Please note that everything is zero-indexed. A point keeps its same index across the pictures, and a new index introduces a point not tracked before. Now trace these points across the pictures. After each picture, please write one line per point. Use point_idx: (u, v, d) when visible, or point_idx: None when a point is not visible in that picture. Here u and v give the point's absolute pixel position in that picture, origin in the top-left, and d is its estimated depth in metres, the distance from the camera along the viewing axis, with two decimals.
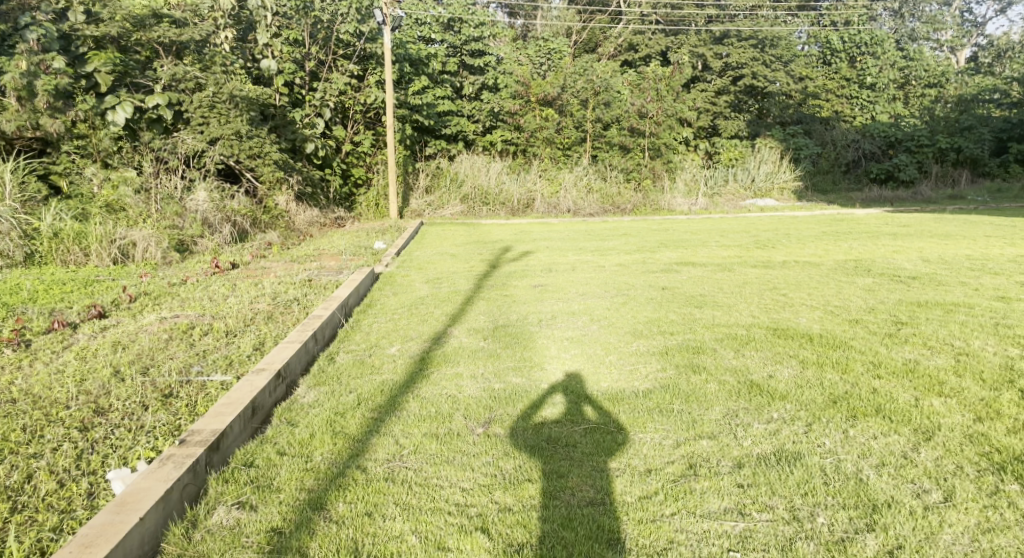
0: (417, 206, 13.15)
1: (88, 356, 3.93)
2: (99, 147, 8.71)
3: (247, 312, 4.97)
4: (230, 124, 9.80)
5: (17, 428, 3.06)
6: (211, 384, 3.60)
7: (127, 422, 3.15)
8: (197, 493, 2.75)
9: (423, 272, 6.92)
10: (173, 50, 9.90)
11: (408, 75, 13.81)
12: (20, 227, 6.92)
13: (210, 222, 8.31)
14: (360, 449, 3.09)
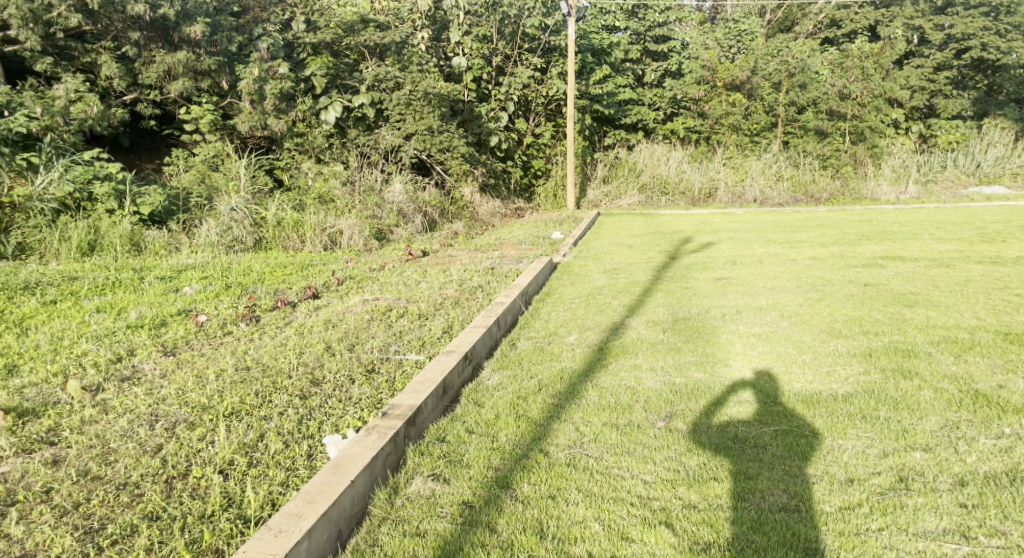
0: (594, 197, 13.29)
1: (306, 332, 4.35)
2: (314, 143, 9.76)
3: (436, 297, 5.26)
4: (424, 120, 10.27)
5: (251, 392, 3.44)
6: (407, 362, 3.87)
7: (338, 394, 3.46)
8: (397, 462, 2.96)
9: (600, 263, 6.95)
10: (377, 52, 10.72)
11: (591, 65, 13.88)
12: (251, 216, 7.80)
13: (404, 213, 8.88)
14: (543, 433, 3.17)
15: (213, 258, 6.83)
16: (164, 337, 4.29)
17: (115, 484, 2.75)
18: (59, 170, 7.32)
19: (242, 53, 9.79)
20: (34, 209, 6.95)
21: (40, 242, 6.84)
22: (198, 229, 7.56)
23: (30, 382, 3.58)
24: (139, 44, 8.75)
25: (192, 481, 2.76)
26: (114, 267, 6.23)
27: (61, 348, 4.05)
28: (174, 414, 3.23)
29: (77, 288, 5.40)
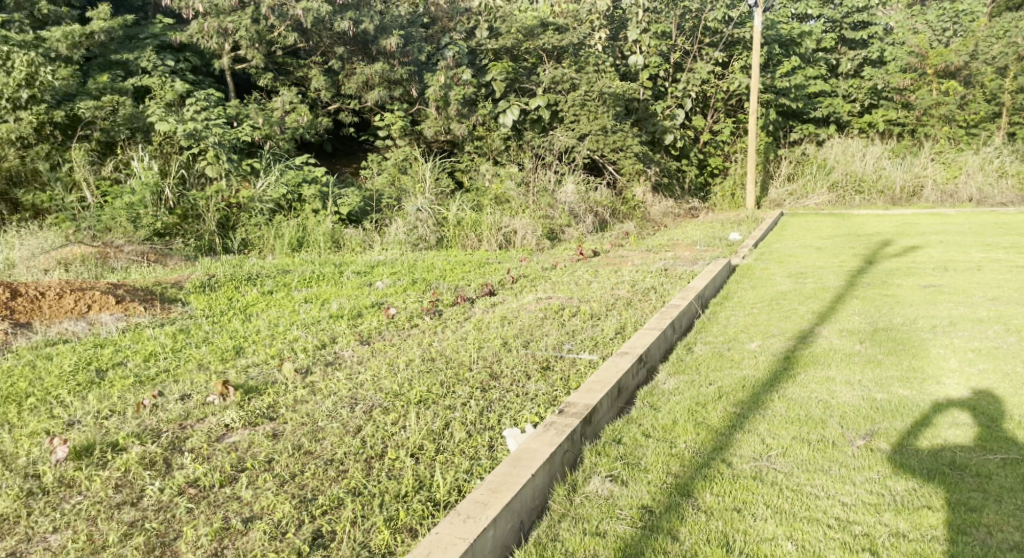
0: (777, 196, 12.59)
1: (484, 328, 4.48)
2: (492, 147, 10.11)
3: (609, 297, 5.21)
4: (598, 120, 10.22)
5: (436, 382, 3.59)
6: (581, 361, 3.87)
7: (515, 389, 3.53)
8: (574, 460, 2.96)
9: (784, 266, 6.57)
10: (554, 55, 10.89)
11: (777, 56, 13.35)
12: (434, 216, 8.18)
13: (575, 213, 8.89)
14: (725, 443, 3.04)
15: (401, 255, 7.23)
16: (361, 327, 4.59)
17: (323, 459, 2.95)
18: (276, 174, 8.28)
19: (430, 63, 10.24)
20: (255, 208, 7.89)
21: (260, 239, 7.62)
22: (389, 227, 8.05)
23: (253, 361, 3.98)
24: (343, 57, 9.79)
25: (388, 462, 2.91)
26: (318, 261, 6.79)
27: (277, 333, 4.47)
28: (370, 399, 3.45)
29: (288, 280, 5.93)
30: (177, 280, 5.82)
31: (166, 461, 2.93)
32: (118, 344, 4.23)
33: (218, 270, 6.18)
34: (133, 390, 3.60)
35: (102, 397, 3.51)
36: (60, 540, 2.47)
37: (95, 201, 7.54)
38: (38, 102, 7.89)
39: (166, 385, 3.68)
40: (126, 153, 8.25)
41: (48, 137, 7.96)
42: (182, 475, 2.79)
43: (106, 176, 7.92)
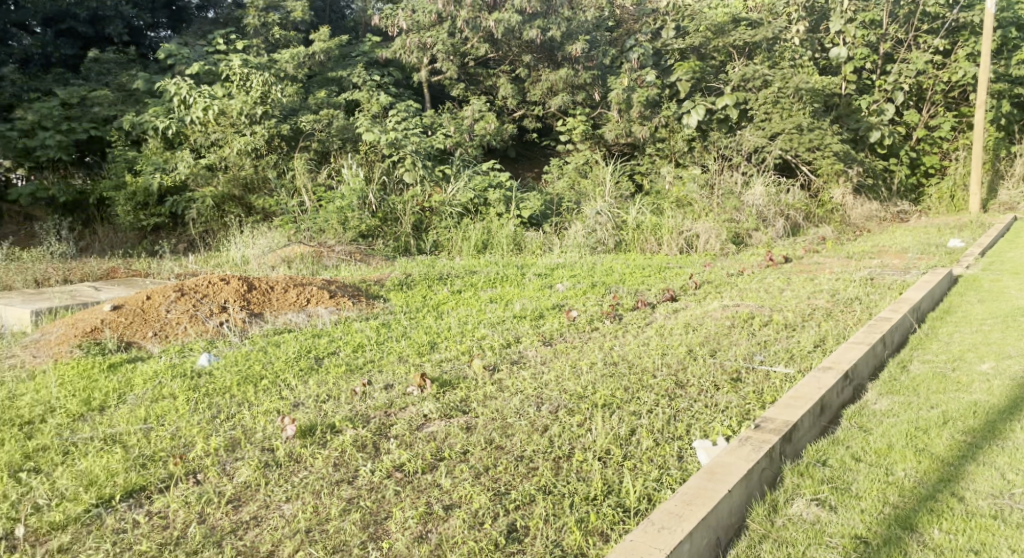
0: (1009, 199, 11.16)
1: (666, 334, 4.38)
2: (675, 148, 9.99)
3: (805, 307, 4.89)
4: (793, 118, 9.63)
5: (620, 387, 3.57)
6: (775, 375, 3.68)
7: (703, 399, 3.43)
8: (774, 479, 2.80)
9: (1020, 278, 5.83)
10: (746, 52, 10.52)
11: (1014, 40, 11.83)
12: (613, 220, 8.15)
13: (764, 216, 8.47)
14: (952, 475, 2.75)
15: (581, 258, 7.28)
16: (543, 328, 4.66)
17: (514, 455, 3.03)
18: (465, 180, 8.65)
19: (614, 65, 10.38)
20: (445, 211, 8.29)
21: (449, 241, 7.99)
22: (569, 230, 8.12)
23: (446, 356, 4.17)
24: (530, 65, 10.18)
25: (576, 464, 2.93)
26: (502, 263, 7.00)
27: (467, 331, 4.65)
28: (554, 400, 3.49)
29: (475, 280, 6.17)
30: (379, 278, 6.26)
31: (374, 445, 3.17)
32: (331, 335, 4.63)
33: (414, 270, 6.56)
34: (345, 378, 3.92)
35: (319, 383, 3.85)
36: (292, 509, 2.72)
37: (311, 205, 8.28)
38: (269, 117, 8.86)
39: (371, 375, 3.97)
40: (337, 162, 8.98)
41: (275, 148, 8.88)
42: (389, 459, 3.00)
43: (320, 183, 8.65)
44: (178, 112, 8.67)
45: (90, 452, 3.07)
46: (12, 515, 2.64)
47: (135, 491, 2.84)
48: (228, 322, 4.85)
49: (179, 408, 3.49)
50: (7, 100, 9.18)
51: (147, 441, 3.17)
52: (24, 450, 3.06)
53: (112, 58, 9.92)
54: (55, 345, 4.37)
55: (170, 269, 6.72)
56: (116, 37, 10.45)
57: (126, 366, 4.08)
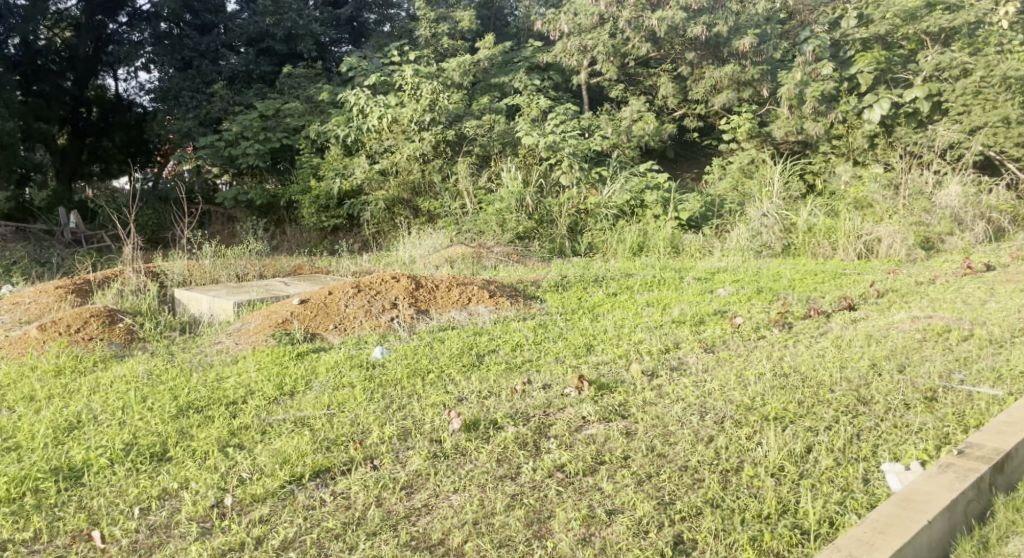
0: None
1: (844, 346, 4.12)
2: (853, 145, 9.58)
3: (1013, 321, 4.41)
4: (998, 109, 8.72)
5: (794, 400, 3.40)
6: (978, 396, 3.36)
7: (891, 418, 3.20)
8: (981, 513, 2.53)
9: None
10: (943, 39, 9.66)
11: None
12: (782, 222, 7.77)
13: (959, 218, 7.70)
14: None
15: (745, 262, 6.99)
16: (704, 334, 4.53)
17: (677, 465, 2.96)
18: (622, 181, 8.59)
19: (786, 59, 10.25)
20: (601, 214, 8.30)
21: (604, 243, 7.95)
22: (731, 233, 7.84)
23: (603, 359, 4.16)
24: (692, 62, 10.18)
25: (746, 478, 2.82)
26: (659, 266, 6.87)
27: (623, 334, 4.61)
28: (721, 409, 3.38)
29: (631, 283, 6.10)
30: (537, 279, 6.36)
31: (535, 443, 3.24)
32: (491, 333, 4.76)
33: (570, 271, 6.61)
34: (505, 375, 4.02)
35: (481, 379, 3.98)
36: (460, 500, 2.83)
37: (473, 207, 8.65)
38: (436, 123, 9.17)
39: (531, 373, 4.04)
40: (497, 165, 9.20)
41: (441, 153, 9.25)
42: (551, 459, 3.04)
43: (481, 186, 8.93)
44: (357, 121, 9.31)
45: (283, 432, 3.35)
46: (221, 485, 2.93)
47: (321, 472, 3.06)
48: (398, 318, 5.11)
49: (357, 398, 3.72)
50: (217, 113, 10.56)
51: (330, 426, 3.41)
52: (230, 427, 3.39)
53: (303, 73, 10.75)
54: (252, 334, 4.81)
55: (347, 267, 7.21)
56: (306, 54, 11.34)
57: (311, 356, 4.42)
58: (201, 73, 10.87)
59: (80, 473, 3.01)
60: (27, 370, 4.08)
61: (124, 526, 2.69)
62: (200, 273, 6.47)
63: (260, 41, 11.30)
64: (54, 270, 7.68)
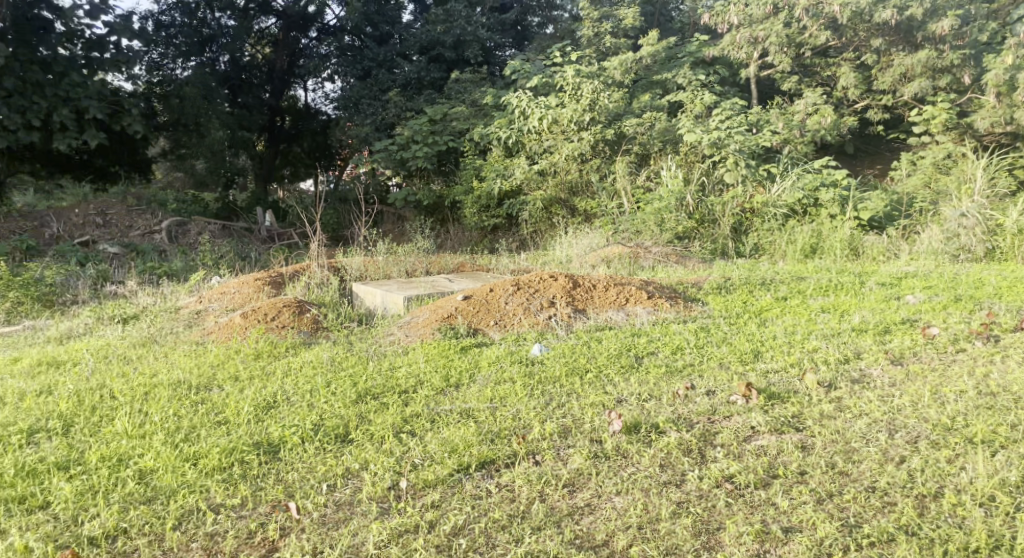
0: None
1: None
2: None
3: None
4: None
5: (1005, 423, 3.07)
6: None
7: None
8: None
9: None
10: None
11: None
12: (985, 223, 7.01)
13: None
14: None
15: (937, 267, 6.38)
16: (890, 344, 4.18)
17: (864, 485, 2.76)
18: (793, 179, 8.09)
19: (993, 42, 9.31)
20: (769, 213, 7.91)
21: (772, 243, 7.60)
22: (922, 235, 7.23)
23: (773, 367, 3.94)
24: (878, 50, 9.83)
25: (949, 506, 2.61)
26: (835, 269, 6.43)
27: (795, 341, 4.34)
28: (914, 428, 3.11)
29: (803, 287, 5.75)
30: (698, 280, 6.16)
31: (701, 451, 3.12)
32: (649, 335, 4.65)
33: (734, 273, 6.33)
34: (665, 379, 3.92)
35: (641, 381, 3.89)
36: (623, 503, 2.83)
37: (630, 207, 8.56)
38: (595, 123, 9.08)
39: (694, 378, 3.91)
40: (657, 164, 9.00)
41: (600, 152, 9.16)
42: (718, 468, 2.93)
43: (639, 185, 8.80)
44: (518, 123, 9.45)
45: (451, 422, 3.46)
46: (397, 468, 3.08)
47: (486, 463, 3.14)
48: (555, 316, 5.13)
49: (517, 393, 3.77)
50: (390, 119, 11.18)
51: (493, 419, 3.48)
52: (403, 415, 3.54)
53: (469, 78, 11.04)
54: (420, 327, 5.01)
55: (506, 265, 7.37)
56: (473, 59, 11.66)
57: (474, 350, 4.54)
58: (378, 82, 11.60)
59: (277, 448, 3.25)
60: (233, 352, 4.48)
61: (314, 501, 2.90)
62: (374, 268, 6.84)
63: (431, 48, 11.81)
64: (252, 264, 8.46)
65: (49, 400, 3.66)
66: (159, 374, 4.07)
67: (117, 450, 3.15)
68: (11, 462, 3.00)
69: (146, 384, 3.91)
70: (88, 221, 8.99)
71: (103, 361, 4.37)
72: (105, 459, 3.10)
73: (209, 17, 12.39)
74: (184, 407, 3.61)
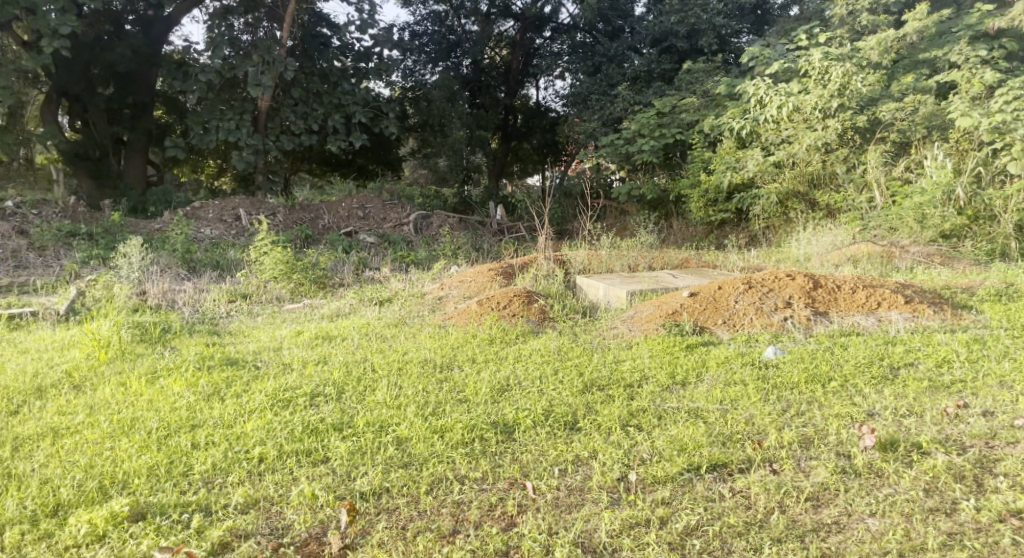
0: None
1: None
2: None
3: None
4: None
5: None
6: None
7: None
8: None
9: None
10: None
11: None
12: None
13: None
14: None
15: None
16: None
17: None
18: None
19: None
20: None
21: None
22: None
23: None
24: None
25: None
26: None
27: None
28: None
29: None
30: (969, 285, 5.44)
31: (976, 480, 2.80)
32: (907, 345, 4.17)
33: (1018, 278, 5.50)
34: (928, 395, 3.50)
35: (897, 395, 3.52)
36: (879, 526, 2.62)
37: (883, 202, 7.84)
38: (845, 108, 8.21)
39: (965, 395, 3.46)
40: (920, 153, 8.07)
41: (847, 142, 8.34)
42: (1001, 499, 2.66)
43: (897, 176, 7.99)
44: (754, 112, 8.84)
45: (678, 420, 3.38)
46: (626, 461, 3.08)
47: (718, 466, 3.04)
48: (792, 318, 4.80)
49: (750, 397, 3.58)
50: (619, 114, 11.17)
51: (724, 421, 3.35)
52: (630, 408, 3.52)
53: (702, 68, 10.59)
54: (645, 322, 4.93)
55: (736, 262, 7.05)
56: (707, 48, 11.12)
57: (702, 349, 4.38)
58: (608, 77, 11.78)
59: (513, 429, 3.37)
60: (469, 336, 4.74)
61: (548, 482, 2.97)
62: (598, 262, 6.86)
63: (663, 40, 11.57)
64: (485, 254, 8.90)
65: (325, 368, 4.13)
66: (410, 352, 4.42)
67: (379, 416, 3.46)
68: (300, 420, 3.40)
69: (400, 361, 4.26)
70: (352, 213, 10.01)
71: (365, 338, 4.84)
72: (369, 424, 3.41)
73: (456, 24, 13.46)
74: (431, 384, 3.88)
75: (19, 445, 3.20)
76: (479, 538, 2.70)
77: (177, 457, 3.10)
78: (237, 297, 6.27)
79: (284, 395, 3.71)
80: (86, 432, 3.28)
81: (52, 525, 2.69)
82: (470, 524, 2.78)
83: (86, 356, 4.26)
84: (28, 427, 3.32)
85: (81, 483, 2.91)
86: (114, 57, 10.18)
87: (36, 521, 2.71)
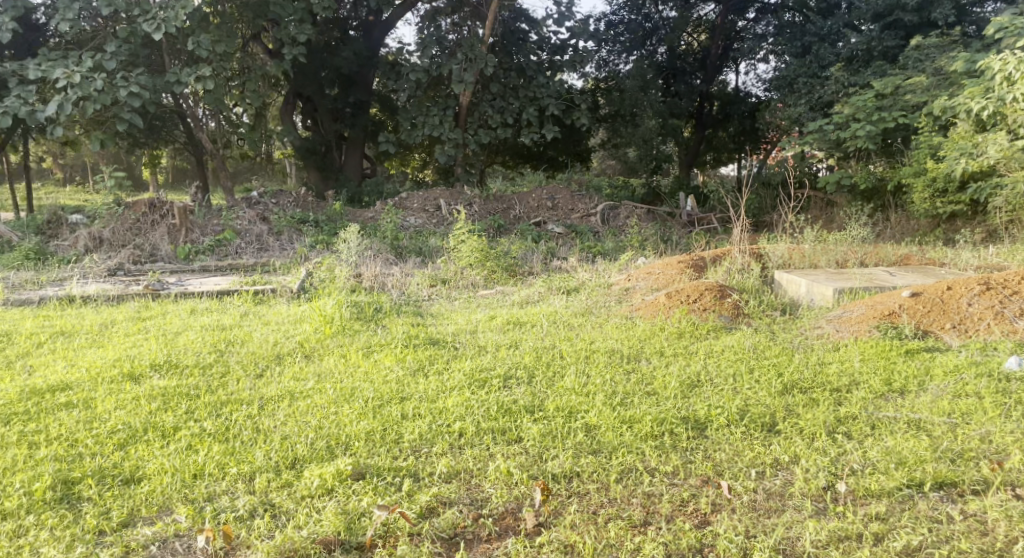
0: None
1: None
2: None
3: None
4: None
5: None
6: None
7: None
8: None
9: None
10: None
11: None
12: None
13: None
14: None
15: None
16: None
17: None
18: None
19: None
20: None
21: None
22: None
23: None
24: None
25: None
26: None
27: None
28: None
29: None
30: None
31: None
32: None
33: None
34: None
35: None
36: None
37: None
38: None
39: None
40: None
41: None
42: None
43: None
44: (997, 90, 7.50)
45: (896, 431, 3.09)
46: (833, 470, 2.86)
47: (946, 485, 2.76)
48: None
49: (987, 411, 3.20)
50: (830, 97, 10.38)
51: (953, 436, 3.02)
52: (836, 414, 3.26)
53: (934, 43, 9.53)
54: (855, 322, 4.53)
55: (968, 260, 6.30)
56: (941, 20, 10.00)
57: (924, 355, 3.96)
58: (818, 57, 10.97)
59: (704, 426, 3.25)
60: (658, 329, 4.64)
61: (744, 484, 2.83)
62: (800, 257, 6.41)
63: (887, 14, 10.56)
64: (676, 247, 8.68)
65: (517, 352, 4.23)
66: (597, 342, 4.40)
67: (569, 403, 3.48)
68: (494, 401, 3.51)
69: (587, 349, 4.26)
70: (542, 204, 10.18)
71: (553, 325, 4.90)
72: (559, 409, 3.44)
73: (653, 11, 13.30)
74: (618, 374, 3.84)
75: (264, 403, 3.58)
76: (672, 532, 2.63)
77: (390, 425, 3.32)
78: (438, 282, 6.60)
79: (479, 375, 3.85)
80: (314, 397, 3.61)
81: (292, 476, 2.96)
82: (661, 517, 2.71)
83: (314, 330, 4.69)
84: (271, 389, 3.71)
85: (313, 441, 3.20)
86: (339, 60, 11.14)
87: (278, 470, 3.01)
